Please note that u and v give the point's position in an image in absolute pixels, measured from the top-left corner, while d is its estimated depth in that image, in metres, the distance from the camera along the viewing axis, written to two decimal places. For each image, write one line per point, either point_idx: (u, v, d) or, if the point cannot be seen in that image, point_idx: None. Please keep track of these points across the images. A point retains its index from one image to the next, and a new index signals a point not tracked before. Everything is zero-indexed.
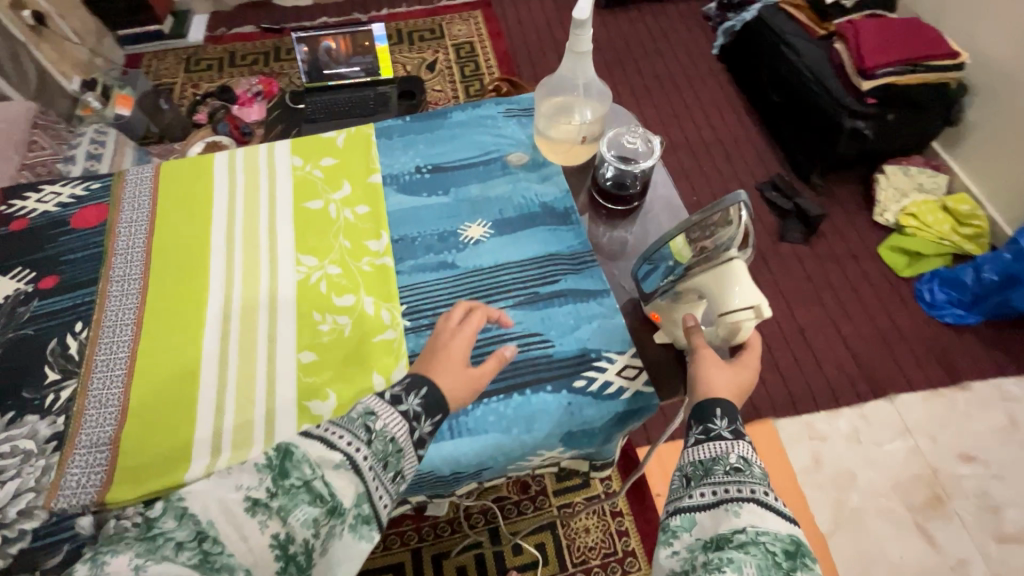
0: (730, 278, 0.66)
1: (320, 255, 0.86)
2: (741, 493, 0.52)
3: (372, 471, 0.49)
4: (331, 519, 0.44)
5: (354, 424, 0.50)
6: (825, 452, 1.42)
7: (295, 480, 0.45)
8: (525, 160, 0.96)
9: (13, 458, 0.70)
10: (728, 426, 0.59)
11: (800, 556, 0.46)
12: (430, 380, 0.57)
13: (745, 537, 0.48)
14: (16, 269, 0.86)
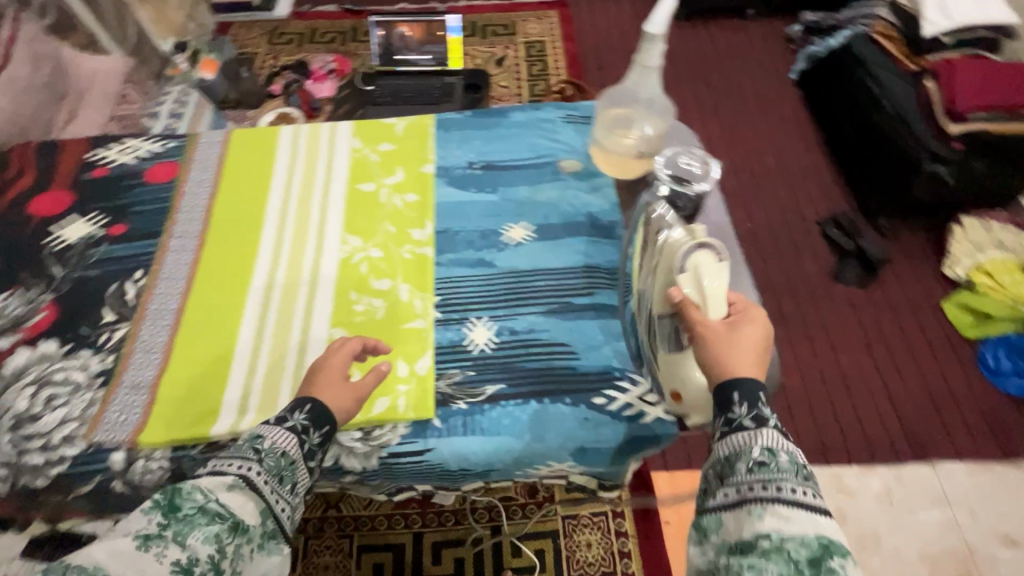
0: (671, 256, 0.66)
1: (365, 237, 0.88)
2: (768, 494, 0.50)
3: (267, 484, 0.58)
4: (234, 535, 0.54)
5: (242, 449, 0.60)
6: (851, 509, 1.35)
7: (186, 512, 0.53)
8: (577, 168, 0.95)
9: (66, 387, 0.76)
10: (749, 413, 0.54)
11: (822, 558, 0.46)
12: (313, 397, 0.65)
13: (768, 543, 0.48)
14: (92, 213, 0.92)
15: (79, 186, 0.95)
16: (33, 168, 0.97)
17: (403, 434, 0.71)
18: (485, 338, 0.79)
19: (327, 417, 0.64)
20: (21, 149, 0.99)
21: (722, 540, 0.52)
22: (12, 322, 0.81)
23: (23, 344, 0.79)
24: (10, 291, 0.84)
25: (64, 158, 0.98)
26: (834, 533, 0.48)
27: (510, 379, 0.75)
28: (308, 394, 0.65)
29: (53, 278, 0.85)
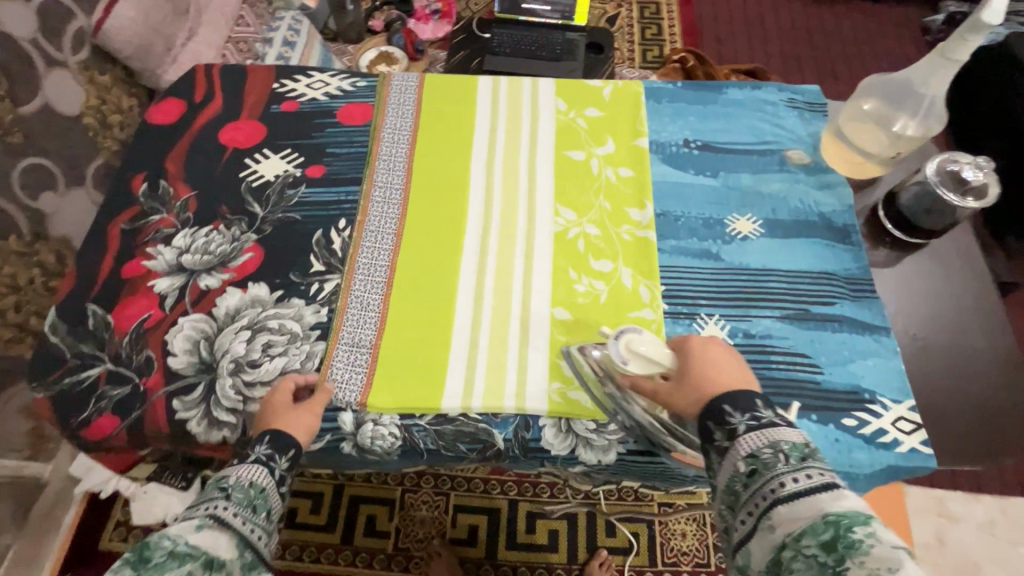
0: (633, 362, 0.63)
1: (579, 211, 0.82)
2: (768, 499, 0.43)
3: (240, 517, 0.52)
4: (210, 570, 0.46)
5: (207, 493, 0.53)
6: (951, 534, 1.39)
7: (159, 558, 0.45)
8: (806, 161, 0.86)
9: (281, 336, 0.72)
10: (739, 423, 0.50)
11: (842, 540, 0.38)
12: (275, 428, 0.62)
13: (788, 552, 0.40)
14: (286, 150, 0.87)
15: (270, 118, 0.89)
16: (220, 93, 0.91)
17: None
18: (719, 338, 0.73)
19: (286, 437, 0.61)
20: (205, 71, 0.93)
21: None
22: (219, 260, 0.77)
23: (233, 285, 0.76)
24: (211, 226, 0.80)
25: (251, 86, 0.92)
26: (850, 504, 0.40)
27: None
28: (262, 429, 0.62)
29: (254, 217, 0.81)
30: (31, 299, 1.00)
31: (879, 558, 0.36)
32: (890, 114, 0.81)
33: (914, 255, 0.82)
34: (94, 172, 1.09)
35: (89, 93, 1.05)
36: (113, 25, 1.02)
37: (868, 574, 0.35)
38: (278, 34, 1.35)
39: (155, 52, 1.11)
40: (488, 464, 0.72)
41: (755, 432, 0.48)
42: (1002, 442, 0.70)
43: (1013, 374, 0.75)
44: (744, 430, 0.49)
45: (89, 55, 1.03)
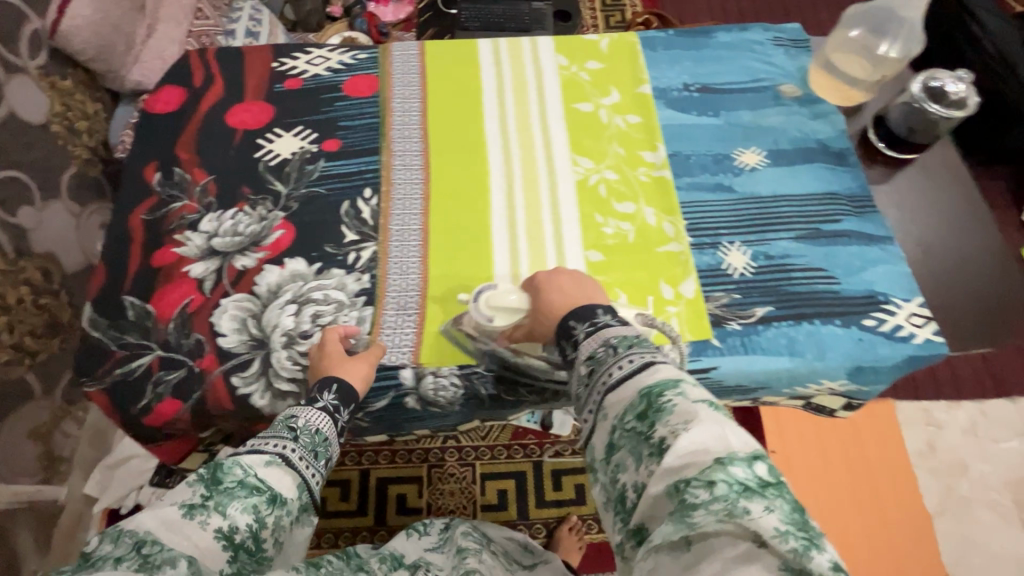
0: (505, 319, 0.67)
1: (596, 159, 0.85)
2: (602, 391, 0.51)
3: (302, 461, 0.57)
4: (272, 507, 0.51)
5: (278, 429, 0.59)
6: (939, 441, 1.54)
7: (229, 484, 0.50)
8: (798, 93, 0.92)
9: (328, 305, 0.73)
10: (585, 331, 0.56)
11: (654, 411, 0.45)
12: (339, 375, 0.65)
13: (615, 434, 0.48)
14: (298, 127, 0.86)
15: (275, 97, 0.89)
16: (218, 76, 0.89)
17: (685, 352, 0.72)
18: (743, 262, 0.79)
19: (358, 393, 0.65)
20: (199, 55, 0.91)
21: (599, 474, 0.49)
22: (250, 240, 0.77)
23: (270, 262, 0.76)
24: (236, 208, 0.79)
25: (250, 67, 0.91)
26: (665, 375, 0.48)
27: (777, 302, 0.76)
28: (326, 374, 0.65)
29: (278, 195, 0.81)
30: (23, 317, 0.98)
31: (682, 415, 0.44)
32: (874, 41, 0.88)
33: (906, 169, 0.88)
34: (65, 181, 1.06)
35: (53, 99, 1.03)
36: (70, 25, 0.98)
37: (669, 433, 0.43)
38: (239, 25, 1.32)
39: (118, 52, 1.07)
40: (544, 405, 0.75)
41: (591, 338, 0.55)
42: (1007, 324, 0.77)
43: (1006, 265, 0.82)
44: (583, 337, 0.56)
45: (48, 58, 1.01)
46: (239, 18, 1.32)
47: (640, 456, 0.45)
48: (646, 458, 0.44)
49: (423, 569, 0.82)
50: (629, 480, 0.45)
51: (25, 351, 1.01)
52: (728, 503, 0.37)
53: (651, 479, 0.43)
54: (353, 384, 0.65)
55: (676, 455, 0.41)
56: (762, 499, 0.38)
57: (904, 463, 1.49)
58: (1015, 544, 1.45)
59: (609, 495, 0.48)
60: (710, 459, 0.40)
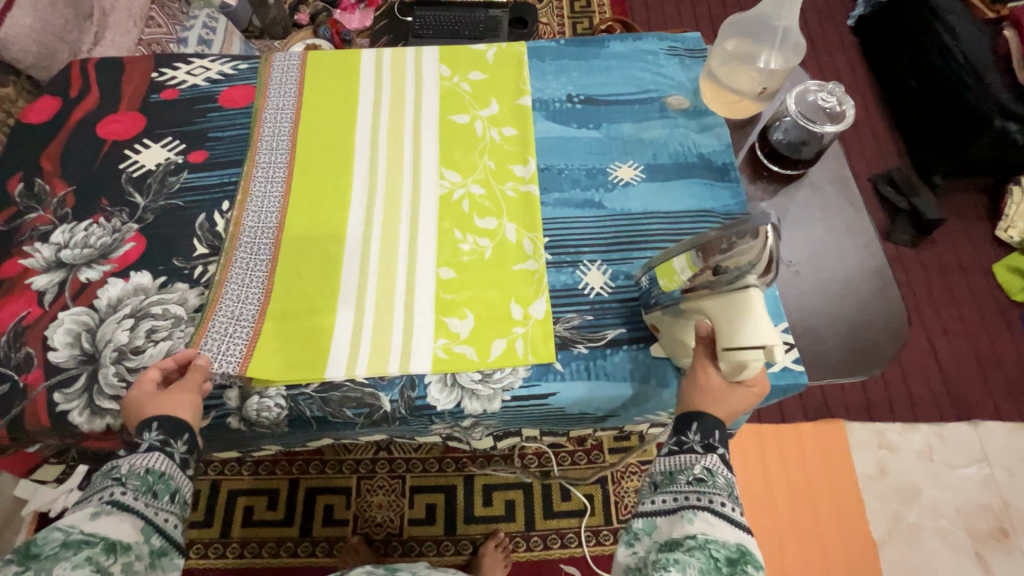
0: (741, 310, 0.53)
1: (464, 172, 0.83)
2: (700, 501, 0.54)
3: (139, 501, 0.55)
4: (111, 556, 0.51)
5: (105, 480, 0.56)
6: (892, 464, 1.45)
7: (48, 551, 0.49)
8: (685, 105, 0.88)
9: (165, 321, 0.72)
10: (700, 440, 0.58)
11: (741, 563, 0.49)
12: (163, 412, 0.61)
13: (694, 542, 0.51)
14: (167, 138, 0.86)
15: (149, 108, 0.88)
16: (97, 86, 0.90)
17: (525, 376, 0.69)
18: (600, 282, 0.75)
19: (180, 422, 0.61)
20: (80, 66, 0.91)
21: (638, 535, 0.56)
22: (99, 252, 0.77)
23: (114, 276, 0.75)
24: (90, 220, 0.79)
25: (129, 77, 0.91)
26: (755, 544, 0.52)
27: (630, 324, 0.72)
28: (145, 415, 0.61)
29: (135, 207, 0.80)
30: None
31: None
32: (755, 49, 0.85)
33: (792, 186, 0.85)
34: None
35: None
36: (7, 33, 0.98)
37: None
38: (191, 33, 1.32)
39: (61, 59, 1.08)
40: (384, 428, 0.72)
41: (721, 457, 0.57)
42: (876, 353, 0.73)
43: (886, 289, 0.78)
44: (724, 451, 0.57)
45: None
46: (194, 26, 1.34)
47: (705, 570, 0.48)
48: None
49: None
50: None
51: None
52: None
53: None
54: (178, 414, 0.62)
55: None
56: None
57: (847, 488, 1.42)
58: None
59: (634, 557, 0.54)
60: None
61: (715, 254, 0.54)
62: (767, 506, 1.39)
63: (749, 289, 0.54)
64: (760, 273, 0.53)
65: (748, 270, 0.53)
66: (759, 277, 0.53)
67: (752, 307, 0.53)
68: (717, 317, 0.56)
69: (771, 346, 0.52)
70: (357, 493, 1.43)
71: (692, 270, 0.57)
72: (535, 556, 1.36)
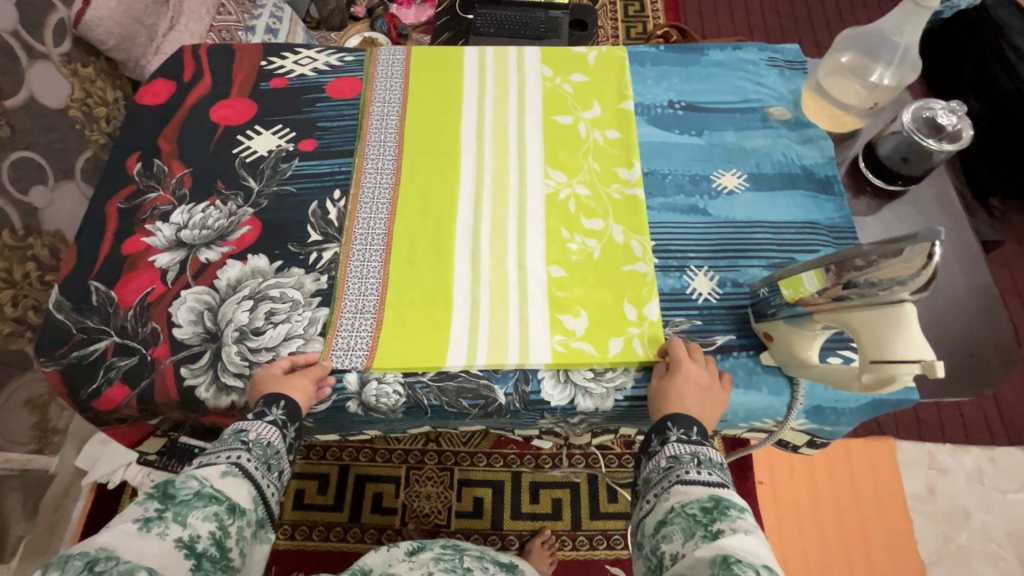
0: (895, 326, 0.54)
1: (569, 173, 0.84)
2: (672, 480, 0.57)
3: (257, 470, 0.57)
4: (232, 516, 0.52)
5: (229, 442, 0.58)
6: (942, 484, 1.44)
7: (184, 495, 0.50)
8: (788, 117, 0.89)
9: (283, 304, 0.74)
10: (681, 436, 0.61)
11: (717, 511, 0.52)
12: (287, 394, 0.65)
13: (673, 511, 0.54)
14: (277, 126, 0.88)
15: (259, 95, 0.90)
16: (209, 73, 0.92)
17: (636, 377, 0.71)
18: (708, 288, 0.76)
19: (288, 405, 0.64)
20: (192, 51, 0.94)
21: (689, 493, 0.55)
22: (217, 234, 0.79)
23: (233, 257, 0.77)
24: (208, 201, 0.81)
25: (239, 64, 0.93)
26: (735, 497, 0.54)
27: (738, 329, 0.73)
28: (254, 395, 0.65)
29: (250, 191, 0.82)
30: (29, 293, 0.94)
31: (743, 526, 0.51)
32: (868, 66, 0.85)
33: (892, 203, 0.85)
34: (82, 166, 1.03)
35: (73, 85, 1.01)
36: (95, 15, 0.98)
37: (726, 528, 0.50)
38: (259, 21, 1.32)
39: (140, 43, 1.06)
40: (491, 421, 0.74)
41: (684, 443, 0.60)
42: (980, 371, 0.74)
43: (991, 308, 0.78)
44: (676, 436, 0.60)
45: (72, 47, 1.00)
46: (261, 14, 1.33)
47: (691, 534, 0.51)
48: (696, 538, 0.50)
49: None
50: (671, 549, 0.52)
51: (29, 325, 0.96)
52: None
53: (695, 550, 0.49)
54: (295, 398, 0.65)
55: (732, 543, 0.48)
56: None
57: (897, 506, 1.41)
58: None
59: (664, 503, 0.56)
60: (759, 562, 0.47)
61: (852, 271, 0.55)
62: (818, 518, 1.38)
63: (903, 304, 0.54)
64: (914, 290, 0.52)
65: (900, 286, 0.52)
66: (914, 293, 0.52)
67: (906, 321, 0.53)
68: (864, 329, 0.56)
69: (931, 361, 0.52)
70: (406, 483, 1.41)
71: (823, 288, 0.58)
72: (581, 555, 1.34)
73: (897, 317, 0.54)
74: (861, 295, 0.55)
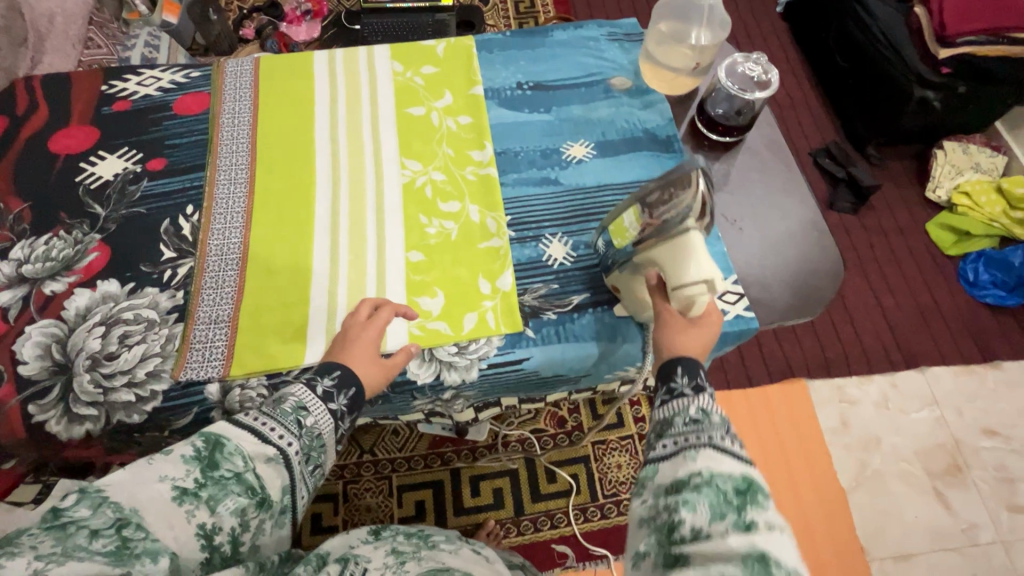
0: (685, 251, 0.59)
1: (424, 161, 0.86)
2: (698, 440, 0.48)
3: (300, 462, 0.56)
4: (259, 512, 0.50)
5: (287, 418, 0.57)
6: (853, 415, 1.54)
7: (226, 474, 0.49)
8: (628, 85, 0.94)
9: (138, 325, 0.73)
10: (689, 383, 0.55)
11: (751, 494, 0.44)
12: (344, 365, 0.65)
13: (699, 479, 0.45)
14: (123, 149, 0.86)
15: (102, 120, 0.88)
16: (44, 102, 0.88)
17: (498, 345, 0.73)
18: (562, 252, 0.79)
19: (354, 376, 0.64)
20: (26, 83, 0.90)
21: (723, 462, 0.46)
22: (62, 264, 0.76)
23: (81, 286, 0.75)
24: (51, 233, 0.78)
25: (78, 92, 0.90)
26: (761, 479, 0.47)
27: (591, 289, 0.77)
28: (334, 361, 0.65)
29: (96, 217, 0.80)
30: None
31: (773, 517, 0.43)
32: (684, 27, 0.93)
33: (730, 153, 0.92)
34: None
35: None
36: None
37: (762, 522, 0.42)
38: (133, 51, 1.30)
39: None
40: (369, 409, 0.76)
41: (706, 394, 0.53)
42: (819, 296, 0.81)
43: (823, 240, 0.85)
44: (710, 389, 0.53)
45: None
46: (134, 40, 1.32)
47: (719, 514, 0.43)
48: (725, 522, 0.42)
49: (355, 563, 0.67)
50: (688, 521, 0.44)
51: None
52: None
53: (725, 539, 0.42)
54: (353, 368, 0.65)
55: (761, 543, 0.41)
56: None
57: (815, 441, 1.50)
58: (929, 513, 1.45)
59: (689, 463, 0.47)
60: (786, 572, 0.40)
61: (660, 206, 0.61)
62: (766, 456, 1.47)
63: (688, 231, 0.60)
64: (698, 215, 0.60)
65: (686, 215, 0.60)
66: (697, 219, 0.60)
67: (694, 246, 0.59)
68: (665, 260, 0.61)
69: (715, 277, 0.59)
70: (344, 499, 1.39)
71: (638, 224, 0.63)
72: (526, 539, 1.36)
73: (689, 243, 0.60)
74: (661, 227, 0.61)
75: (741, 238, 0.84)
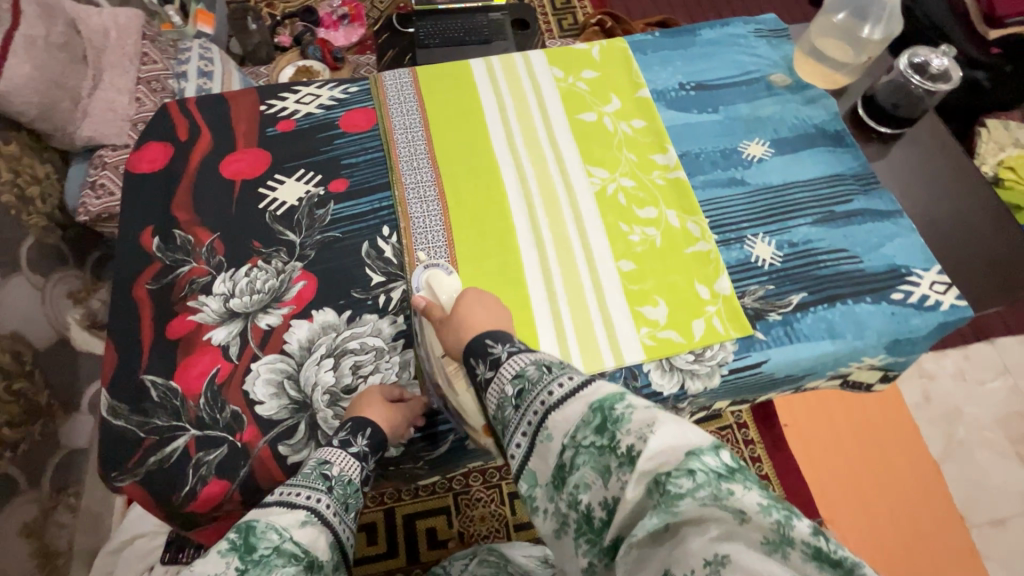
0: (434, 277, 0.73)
1: (609, 168, 0.85)
2: (541, 411, 0.48)
3: (335, 515, 0.52)
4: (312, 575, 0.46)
5: (311, 479, 0.54)
6: (934, 390, 1.39)
7: (262, 549, 0.44)
8: (788, 82, 0.94)
9: (366, 354, 0.70)
10: (502, 347, 0.55)
11: (608, 424, 0.43)
12: (373, 421, 0.61)
13: (568, 454, 0.44)
14: (300, 171, 0.82)
15: (269, 142, 0.84)
16: (205, 125, 0.85)
17: (734, 350, 0.73)
18: (770, 252, 0.80)
19: (365, 418, 0.61)
20: (179, 105, 0.86)
21: (568, 420, 0.45)
22: (271, 296, 0.73)
23: (296, 317, 0.72)
24: (249, 264, 0.75)
25: (235, 113, 0.86)
26: (606, 390, 0.46)
27: (807, 287, 0.77)
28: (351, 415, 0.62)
29: (292, 244, 0.77)
30: None
31: (640, 421, 0.42)
32: (856, 24, 0.93)
33: (891, 143, 0.93)
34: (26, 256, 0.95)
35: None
36: (10, 87, 0.86)
37: (635, 440, 0.40)
38: (190, 64, 1.11)
39: (64, 109, 0.94)
40: None
41: (519, 356, 0.53)
42: (1014, 280, 0.81)
43: (1004, 226, 0.86)
44: (506, 355, 0.54)
45: None
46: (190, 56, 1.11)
47: (606, 472, 0.41)
48: (614, 472, 0.41)
49: None
50: (595, 500, 0.42)
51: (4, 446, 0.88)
52: (711, 488, 0.36)
53: (625, 491, 0.39)
54: (365, 414, 0.62)
55: (648, 458, 0.39)
56: (740, 482, 0.36)
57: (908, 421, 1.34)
58: None
59: (551, 445, 0.46)
60: (682, 455, 0.38)
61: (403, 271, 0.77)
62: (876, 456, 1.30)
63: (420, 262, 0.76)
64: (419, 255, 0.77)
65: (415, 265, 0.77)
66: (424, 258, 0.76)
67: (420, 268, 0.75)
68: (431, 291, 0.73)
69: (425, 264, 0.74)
70: (456, 510, 1.16)
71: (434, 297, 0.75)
72: None
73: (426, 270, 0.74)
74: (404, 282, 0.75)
75: (932, 228, 0.85)
